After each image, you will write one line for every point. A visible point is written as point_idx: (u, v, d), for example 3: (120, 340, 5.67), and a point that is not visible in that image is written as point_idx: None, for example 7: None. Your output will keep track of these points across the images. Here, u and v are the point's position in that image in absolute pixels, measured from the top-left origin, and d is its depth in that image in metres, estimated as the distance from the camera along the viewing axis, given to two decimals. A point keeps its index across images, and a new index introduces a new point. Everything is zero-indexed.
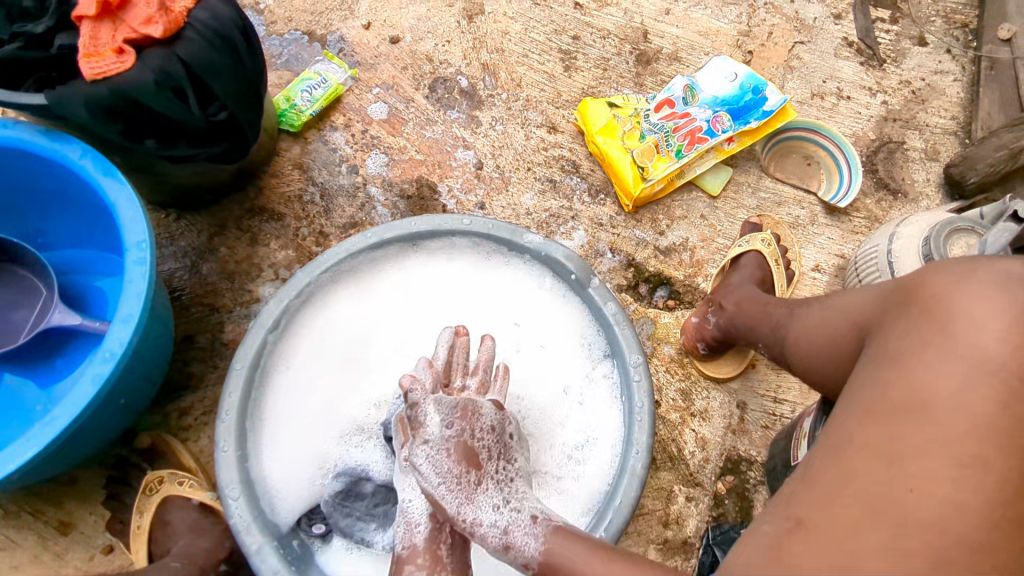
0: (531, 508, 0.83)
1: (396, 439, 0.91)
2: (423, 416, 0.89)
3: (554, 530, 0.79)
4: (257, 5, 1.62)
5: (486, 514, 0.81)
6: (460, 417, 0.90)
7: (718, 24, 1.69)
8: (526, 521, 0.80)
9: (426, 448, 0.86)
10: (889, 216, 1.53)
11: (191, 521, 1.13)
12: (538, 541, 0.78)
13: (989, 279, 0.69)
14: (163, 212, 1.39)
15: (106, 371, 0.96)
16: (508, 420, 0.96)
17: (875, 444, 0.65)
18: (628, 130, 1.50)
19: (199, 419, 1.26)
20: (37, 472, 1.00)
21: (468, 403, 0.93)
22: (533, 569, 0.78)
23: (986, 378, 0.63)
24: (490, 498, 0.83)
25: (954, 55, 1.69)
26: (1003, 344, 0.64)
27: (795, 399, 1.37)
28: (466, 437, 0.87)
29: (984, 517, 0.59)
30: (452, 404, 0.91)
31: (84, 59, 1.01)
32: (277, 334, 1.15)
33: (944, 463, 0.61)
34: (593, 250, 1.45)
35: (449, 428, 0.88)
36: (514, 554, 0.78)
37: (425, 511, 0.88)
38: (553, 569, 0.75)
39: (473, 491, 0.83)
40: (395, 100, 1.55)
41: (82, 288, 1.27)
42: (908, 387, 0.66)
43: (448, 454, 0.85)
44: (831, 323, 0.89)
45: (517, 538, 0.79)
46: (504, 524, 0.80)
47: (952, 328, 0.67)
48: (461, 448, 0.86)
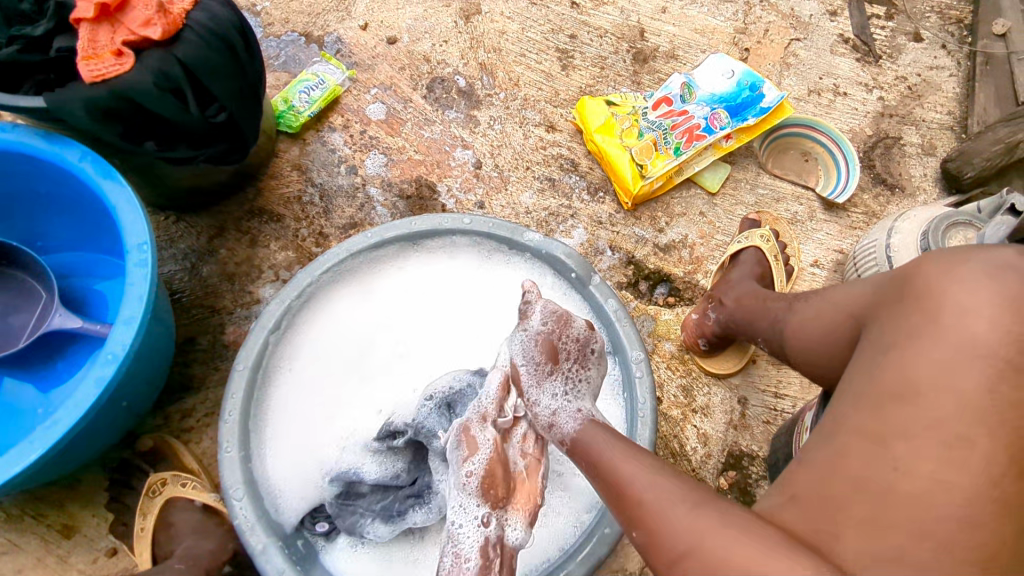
0: (580, 404, 0.93)
1: (459, 452, 0.92)
2: (529, 309, 0.96)
3: (592, 420, 0.89)
4: (254, 7, 1.62)
5: (547, 397, 0.93)
6: (557, 321, 0.94)
7: (715, 22, 1.70)
8: (573, 409, 0.91)
9: (522, 334, 0.96)
10: (887, 210, 1.54)
11: (194, 523, 1.13)
12: (577, 425, 0.89)
13: (978, 267, 0.69)
14: (162, 214, 1.39)
15: (108, 373, 0.96)
16: (595, 337, 0.97)
17: (864, 427, 0.66)
18: (626, 128, 1.51)
19: (201, 420, 1.26)
20: (39, 476, 1.00)
21: (568, 309, 0.96)
22: (567, 446, 0.89)
23: (974, 363, 0.63)
24: (556, 387, 0.93)
25: (949, 50, 1.70)
26: (992, 331, 0.64)
27: (796, 394, 1.37)
28: (555, 336, 0.93)
29: (979, 500, 0.60)
30: (556, 309, 0.95)
31: (84, 61, 1.01)
32: (278, 334, 1.14)
33: (930, 442, 0.62)
34: (593, 248, 1.46)
35: (545, 325, 0.94)
36: (554, 432, 0.91)
37: (478, 543, 0.85)
38: (583, 451, 0.86)
39: (542, 378, 0.93)
40: (393, 101, 1.55)
41: (81, 292, 1.26)
42: (896, 374, 0.66)
43: (535, 345, 0.94)
44: (828, 316, 0.89)
45: (562, 418, 0.90)
46: (556, 408, 0.92)
47: (941, 316, 0.67)
48: (547, 343, 0.93)
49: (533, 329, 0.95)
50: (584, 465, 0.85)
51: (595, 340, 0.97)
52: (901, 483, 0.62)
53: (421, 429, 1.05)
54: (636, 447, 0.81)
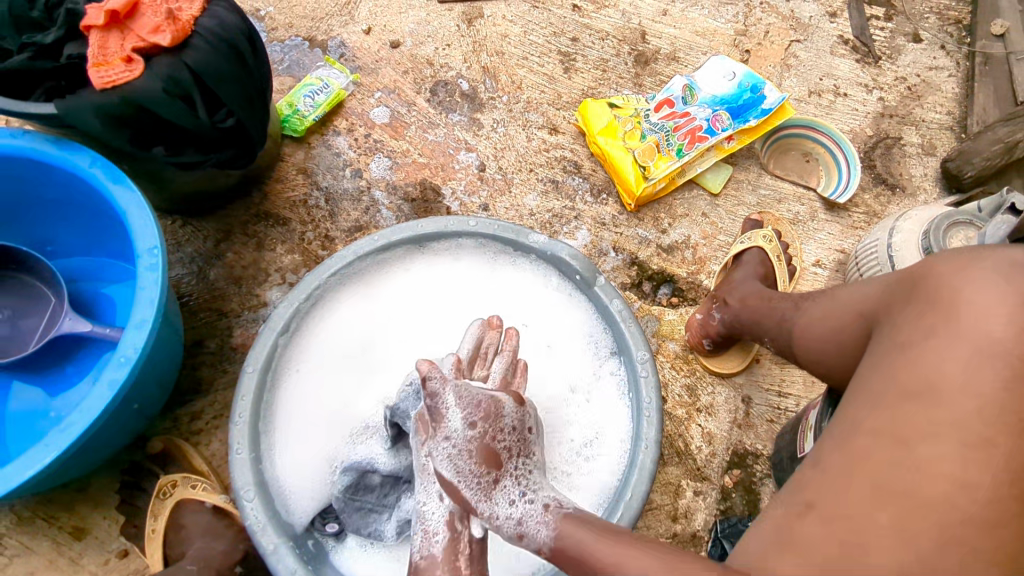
0: (545, 498, 0.84)
1: (417, 436, 0.92)
2: (443, 408, 0.86)
3: (565, 517, 0.80)
4: (258, 12, 1.63)
5: (503, 505, 0.82)
6: (483, 415, 0.87)
7: (715, 24, 1.71)
8: (539, 511, 0.81)
9: (448, 445, 0.85)
10: (888, 210, 1.55)
11: (206, 524, 1.13)
12: (547, 531, 0.79)
13: (994, 268, 0.70)
14: (169, 218, 1.40)
15: (121, 376, 0.97)
16: (528, 415, 0.92)
17: (882, 428, 0.67)
18: (629, 130, 1.52)
19: (211, 422, 1.27)
20: (52, 479, 1.01)
21: (492, 400, 0.89)
22: (546, 555, 0.80)
23: (989, 362, 0.64)
24: (509, 492, 0.83)
25: (948, 51, 1.72)
26: (1007, 329, 0.65)
27: (799, 393, 1.38)
28: (488, 438, 0.85)
29: (996, 497, 0.60)
30: (473, 401, 0.87)
31: (94, 68, 1.03)
32: (287, 337, 1.16)
33: (949, 444, 0.62)
34: (597, 249, 1.47)
35: (471, 427, 0.86)
36: (526, 543, 0.81)
37: (444, 516, 0.86)
38: (568, 556, 0.77)
39: (491, 489, 0.83)
40: (397, 104, 1.57)
41: (90, 296, 1.27)
42: (916, 372, 0.68)
43: (470, 455, 0.84)
44: (836, 315, 0.90)
45: (531, 528, 0.80)
46: (520, 515, 0.81)
47: (959, 315, 0.68)
48: (483, 449, 0.85)
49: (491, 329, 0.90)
50: (571, 570, 0.77)
51: (528, 419, 0.92)
52: (923, 485, 0.62)
53: (396, 410, 1.04)
54: (613, 528, 0.77)
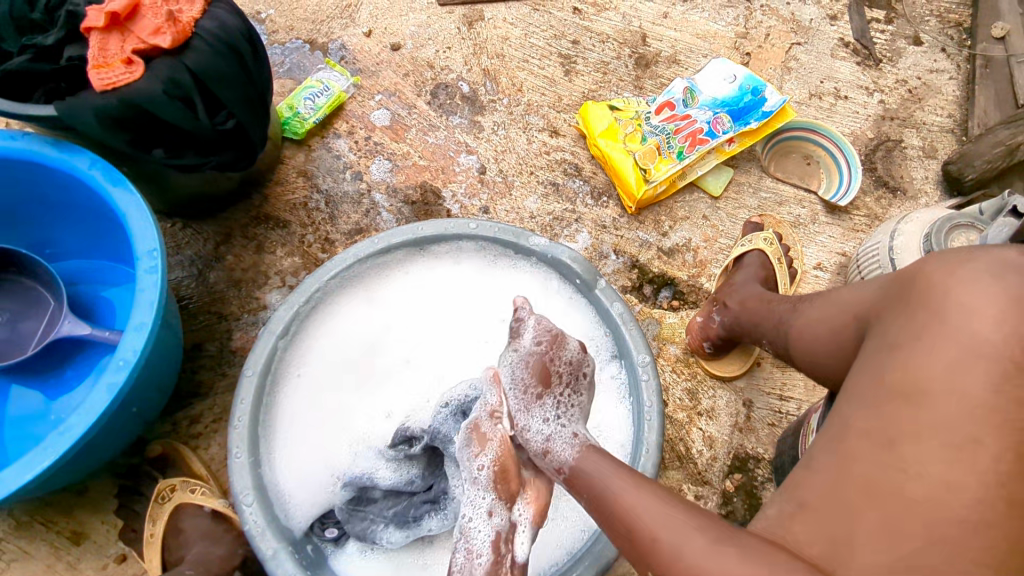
0: (575, 428, 0.92)
1: (470, 449, 0.91)
2: (523, 329, 1.01)
3: (591, 447, 0.86)
4: (259, 14, 1.63)
5: (538, 425, 0.93)
6: (549, 343, 0.98)
7: (716, 27, 1.71)
8: (568, 435, 0.90)
9: (514, 355, 1.00)
10: (889, 213, 1.55)
11: (204, 528, 1.12)
12: (573, 452, 0.86)
13: (981, 267, 0.69)
14: (168, 221, 1.40)
15: (120, 379, 0.96)
16: (588, 361, 0.99)
17: (872, 430, 0.66)
18: (629, 133, 1.52)
19: (209, 426, 1.26)
20: (50, 482, 1.00)
21: (562, 331, 1.00)
22: (564, 475, 0.86)
23: (978, 363, 0.63)
24: (546, 412, 0.94)
25: (949, 54, 1.72)
26: (996, 331, 0.64)
27: (800, 396, 1.38)
28: (546, 358, 0.96)
29: (987, 499, 0.59)
30: (548, 328, 0.99)
31: (94, 69, 1.03)
32: (286, 340, 1.15)
33: (935, 446, 0.62)
34: (597, 252, 1.46)
35: (537, 346, 0.98)
36: (548, 459, 0.88)
37: (490, 537, 0.86)
38: (581, 480, 0.83)
39: (532, 402, 0.95)
40: (397, 107, 1.56)
41: (89, 299, 1.27)
42: (903, 375, 0.66)
43: (526, 367, 0.98)
44: (833, 317, 0.90)
45: (557, 445, 0.88)
46: (548, 434, 0.91)
47: (946, 316, 0.67)
48: (540, 367, 0.96)
49: (524, 349, 0.99)
50: (582, 496, 0.82)
51: (588, 364, 0.99)
52: (923, 490, 0.61)
53: (438, 435, 1.05)
54: (644, 477, 0.78)
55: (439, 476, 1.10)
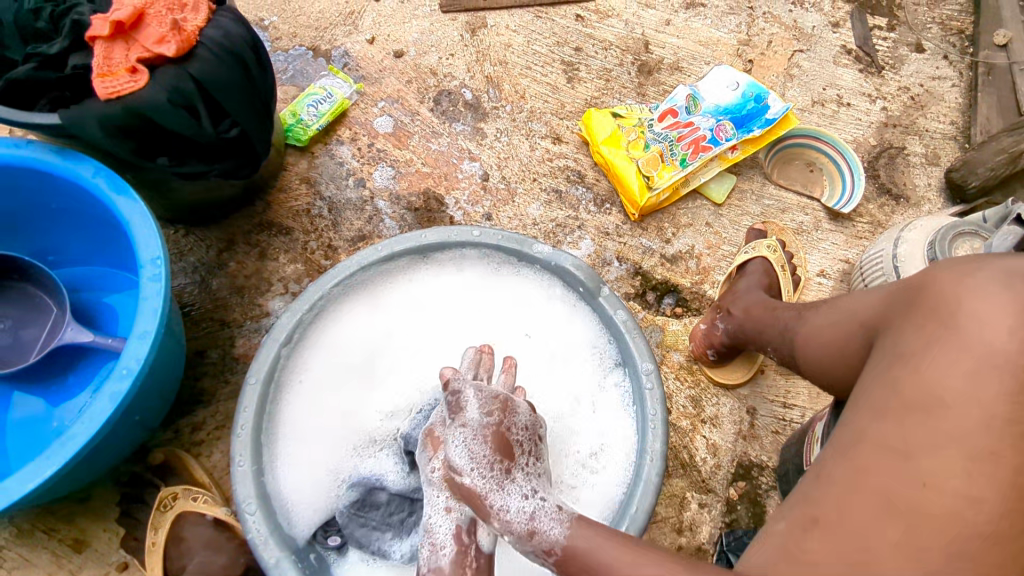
0: (555, 499, 0.82)
1: (426, 452, 0.93)
2: (464, 402, 0.95)
3: (581, 522, 0.78)
4: (262, 21, 1.63)
5: (514, 500, 0.81)
6: (499, 409, 0.94)
7: (718, 34, 1.71)
8: (552, 508, 0.80)
9: (463, 432, 0.90)
10: (892, 220, 1.54)
11: (206, 537, 1.11)
12: (562, 531, 0.77)
13: (992, 277, 0.69)
14: (171, 228, 1.40)
15: (123, 388, 0.96)
16: (541, 424, 0.98)
17: (886, 440, 0.66)
18: (632, 140, 1.52)
19: (212, 433, 1.26)
20: (51, 491, 1.00)
21: (507, 398, 0.98)
22: (555, 557, 0.77)
23: (995, 374, 0.63)
24: (520, 488, 0.84)
25: (951, 61, 1.72)
26: (1011, 340, 0.63)
27: (804, 404, 1.37)
28: (502, 427, 0.91)
29: (996, 509, 0.59)
30: (494, 396, 0.96)
31: (99, 78, 1.03)
32: (289, 347, 1.15)
33: (954, 457, 0.61)
34: (600, 259, 1.46)
35: (488, 417, 0.92)
36: (537, 541, 0.77)
37: (451, 529, 0.86)
38: (575, 564, 0.75)
39: (503, 479, 0.84)
40: (400, 114, 1.57)
41: (92, 305, 1.27)
42: (917, 385, 0.66)
43: (483, 442, 0.88)
44: (837, 326, 0.90)
45: (543, 523, 0.78)
46: (531, 511, 0.80)
47: (960, 325, 0.67)
48: (498, 436, 0.89)
49: (473, 424, 0.91)
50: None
51: (541, 427, 0.98)
52: (933, 500, 0.61)
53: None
54: (642, 551, 0.71)
55: None
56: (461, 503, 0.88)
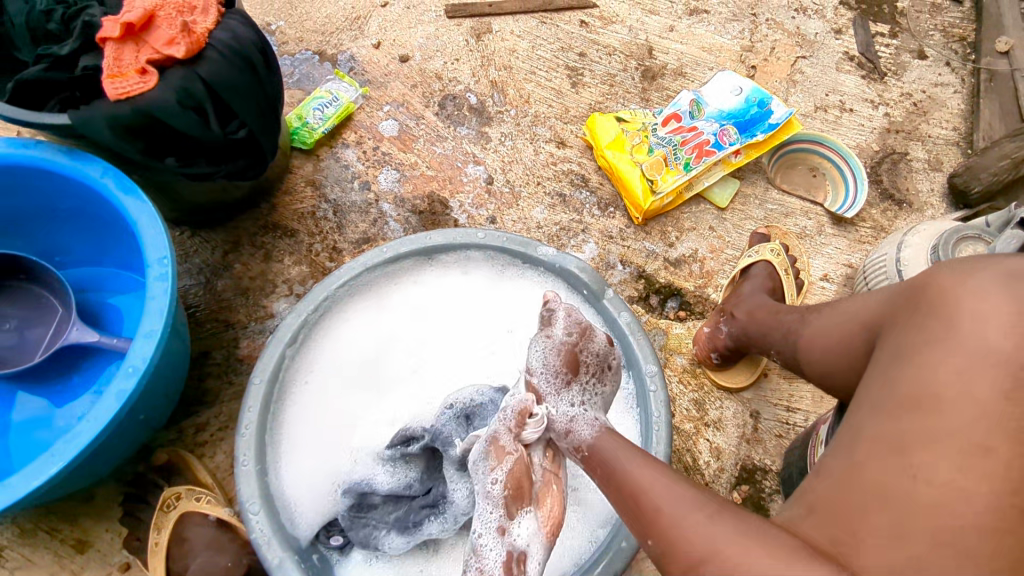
0: (594, 413, 0.92)
1: (487, 462, 0.87)
2: (554, 317, 0.99)
3: (609, 429, 0.87)
4: (269, 26, 1.65)
5: (563, 406, 0.92)
6: (580, 333, 0.97)
7: (722, 40, 1.72)
8: (591, 416, 0.90)
9: (544, 342, 0.97)
10: (895, 225, 1.55)
11: (208, 538, 1.11)
12: (594, 432, 0.87)
13: (990, 277, 0.69)
14: (177, 230, 1.40)
15: (129, 386, 0.97)
16: (614, 354, 0.99)
17: (882, 437, 0.66)
18: (636, 144, 1.53)
19: (215, 434, 1.26)
20: (55, 489, 0.99)
21: (589, 324, 0.99)
22: (581, 454, 0.86)
23: (988, 370, 0.63)
24: (571, 397, 0.93)
25: (953, 68, 1.73)
26: (1006, 338, 0.63)
27: (808, 408, 1.37)
28: (577, 347, 0.95)
29: (998, 506, 0.59)
30: (579, 321, 0.98)
31: (109, 79, 1.04)
32: (294, 348, 1.16)
33: (947, 451, 0.61)
34: (604, 262, 1.46)
35: (569, 335, 0.96)
36: (569, 439, 0.88)
37: (502, 557, 0.82)
38: (598, 458, 0.83)
39: (560, 387, 0.94)
40: (405, 118, 1.58)
41: (97, 305, 1.27)
42: (913, 383, 0.66)
43: (557, 355, 0.95)
44: (839, 327, 0.90)
45: (579, 425, 0.88)
46: (573, 415, 0.90)
47: (957, 324, 0.67)
48: (570, 355, 0.95)
49: (556, 337, 0.97)
50: (595, 474, 0.84)
51: (614, 357, 0.99)
52: (930, 496, 0.61)
53: (439, 435, 1.04)
54: (655, 459, 0.79)
55: (437, 479, 1.08)
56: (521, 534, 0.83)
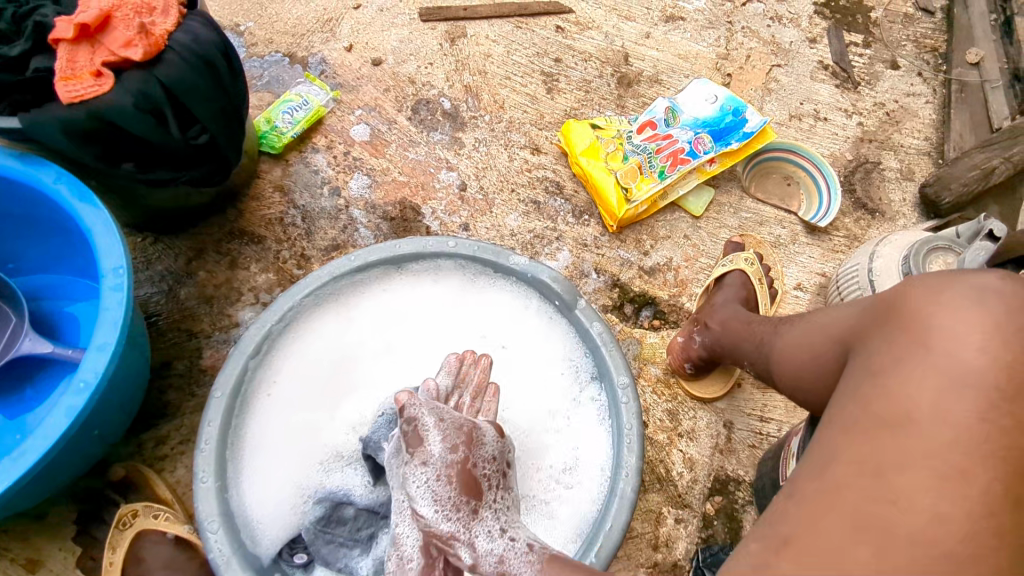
0: (525, 538, 0.81)
1: (403, 455, 0.87)
2: (424, 432, 0.86)
3: (551, 560, 0.76)
4: (237, 27, 1.62)
5: (484, 542, 0.79)
6: (464, 442, 0.86)
7: (697, 47, 1.72)
8: (522, 548, 0.79)
9: (426, 470, 0.83)
10: (868, 234, 1.55)
11: (168, 557, 1.08)
12: (533, 570, 0.76)
13: (963, 292, 0.68)
14: (138, 235, 1.36)
15: (79, 402, 0.93)
16: (507, 449, 0.92)
17: (858, 457, 0.64)
18: (611, 151, 1.52)
19: (176, 448, 1.22)
20: (4, 510, 0.95)
21: (473, 427, 0.89)
22: (537, 566, 0.76)
23: (964, 391, 0.62)
24: (490, 527, 0.81)
25: (924, 78, 1.74)
26: (982, 358, 0.63)
27: (781, 417, 1.37)
28: (468, 463, 0.84)
29: (968, 529, 0.58)
30: (457, 426, 0.87)
31: (62, 81, 1.00)
32: (258, 360, 1.13)
33: (923, 474, 0.60)
34: (578, 270, 1.45)
35: (452, 452, 0.84)
36: None
37: (418, 542, 0.84)
38: None
39: (470, 521, 0.81)
40: (377, 122, 1.55)
41: (52, 315, 1.23)
42: (888, 402, 0.65)
43: (448, 483, 0.82)
44: (804, 343, 0.90)
45: (512, 564, 0.77)
46: (500, 552, 0.78)
47: (930, 342, 0.66)
48: (465, 474, 0.83)
49: (435, 460, 0.83)
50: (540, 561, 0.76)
51: (506, 453, 0.92)
52: (903, 519, 0.59)
53: (370, 441, 1.04)
54: (596, 560, 0.72)
55: None
56: (425, 518, 0.84)
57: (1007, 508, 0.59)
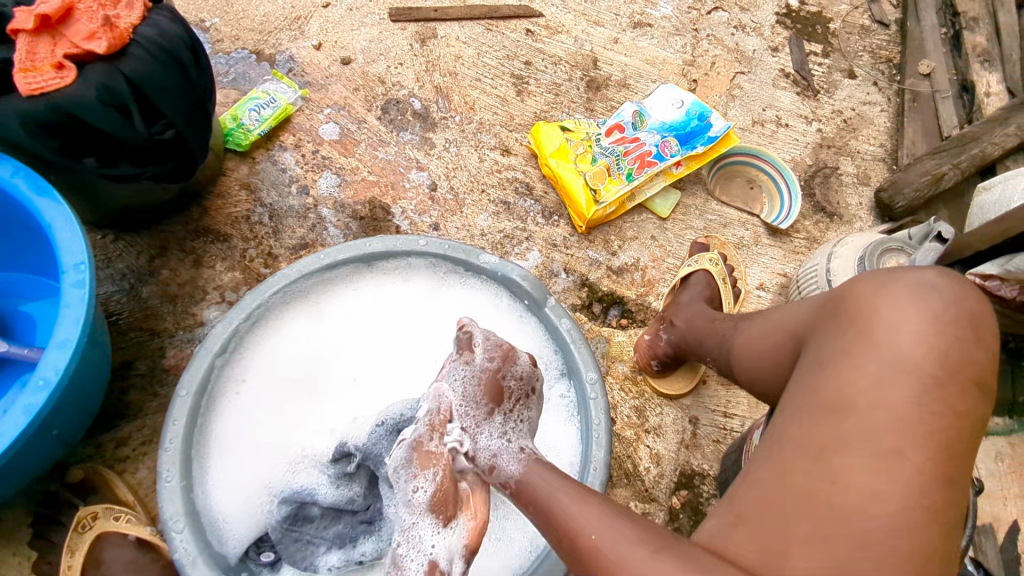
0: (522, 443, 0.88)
1: (411, 469, 0.86)
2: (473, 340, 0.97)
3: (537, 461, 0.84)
4: (203, 23, 1.59)
5: (486, 438, 0.88)
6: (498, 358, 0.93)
7: (664, 53, 1.76)
8: (515, 450, 0.86)
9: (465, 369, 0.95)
10: (827, 236, 1.60)
11: (129, 558, 1.06)
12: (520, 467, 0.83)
13: (903, 288, 0.71)
14: (99, 233, 1.33)
15: (38, 401, 0.91)
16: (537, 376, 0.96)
17: (805, 442, 0.67)
18: (580, 153, 1.54)
19: (137, 449, 1.20)
20: None
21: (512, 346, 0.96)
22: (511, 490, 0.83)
23: (898, 376, 0.66)
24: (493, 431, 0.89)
25: (880, 87, 1.81)
26: (917, 346, 0.67)
27: (743, 413, 1.40)
28: (499, 374, 0.92)
29: (913, 509, 0.61)
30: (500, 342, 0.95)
31: (21, 73, 0.98)
32: (224, 358, 1.12)
33: (862, 456, 0.63)
34: (548, 270, 1.46)
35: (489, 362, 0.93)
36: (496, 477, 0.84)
37: (424, 565, 0.80)
38: (528, 495, 0.80)
39: (483, 421, 0.90)
40: (346, 121, 1.54)
41: (8, 314, 1.20)
42: (830, 390, 0.68)
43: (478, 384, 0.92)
44: (758, 342, 0.93)
45: (504, 459, 0.85)
46: (496, 448, 0.87)
47: (871, 333, 0.69)
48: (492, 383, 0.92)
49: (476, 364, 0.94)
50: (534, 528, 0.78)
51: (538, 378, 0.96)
52: (842, 498, 0.62)
53: (370, 454, 1.02)
54: (587, 491, 0.76)
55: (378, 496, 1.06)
56: (435, 544, 0.81)
57: (946, 488, 0.63)
